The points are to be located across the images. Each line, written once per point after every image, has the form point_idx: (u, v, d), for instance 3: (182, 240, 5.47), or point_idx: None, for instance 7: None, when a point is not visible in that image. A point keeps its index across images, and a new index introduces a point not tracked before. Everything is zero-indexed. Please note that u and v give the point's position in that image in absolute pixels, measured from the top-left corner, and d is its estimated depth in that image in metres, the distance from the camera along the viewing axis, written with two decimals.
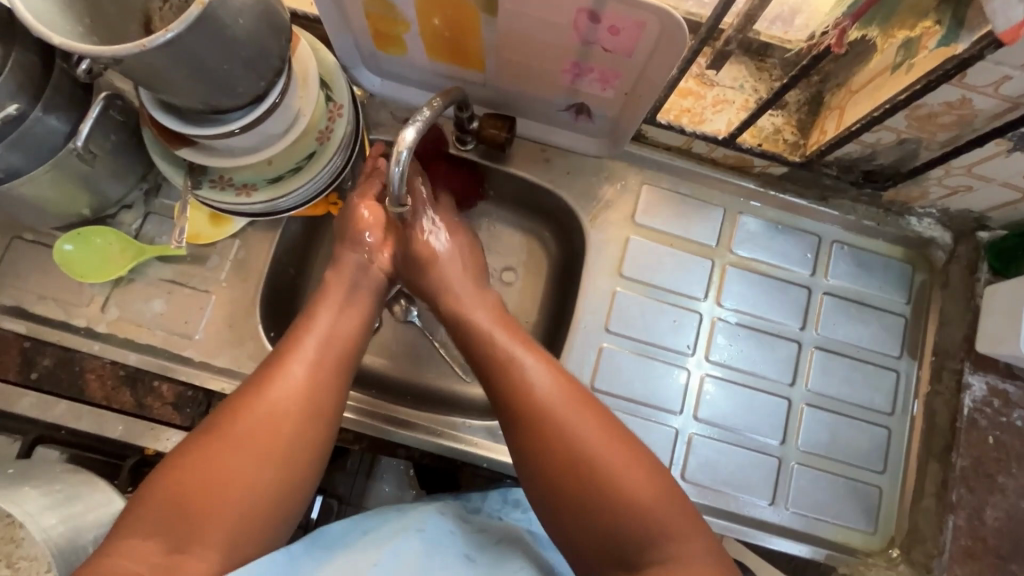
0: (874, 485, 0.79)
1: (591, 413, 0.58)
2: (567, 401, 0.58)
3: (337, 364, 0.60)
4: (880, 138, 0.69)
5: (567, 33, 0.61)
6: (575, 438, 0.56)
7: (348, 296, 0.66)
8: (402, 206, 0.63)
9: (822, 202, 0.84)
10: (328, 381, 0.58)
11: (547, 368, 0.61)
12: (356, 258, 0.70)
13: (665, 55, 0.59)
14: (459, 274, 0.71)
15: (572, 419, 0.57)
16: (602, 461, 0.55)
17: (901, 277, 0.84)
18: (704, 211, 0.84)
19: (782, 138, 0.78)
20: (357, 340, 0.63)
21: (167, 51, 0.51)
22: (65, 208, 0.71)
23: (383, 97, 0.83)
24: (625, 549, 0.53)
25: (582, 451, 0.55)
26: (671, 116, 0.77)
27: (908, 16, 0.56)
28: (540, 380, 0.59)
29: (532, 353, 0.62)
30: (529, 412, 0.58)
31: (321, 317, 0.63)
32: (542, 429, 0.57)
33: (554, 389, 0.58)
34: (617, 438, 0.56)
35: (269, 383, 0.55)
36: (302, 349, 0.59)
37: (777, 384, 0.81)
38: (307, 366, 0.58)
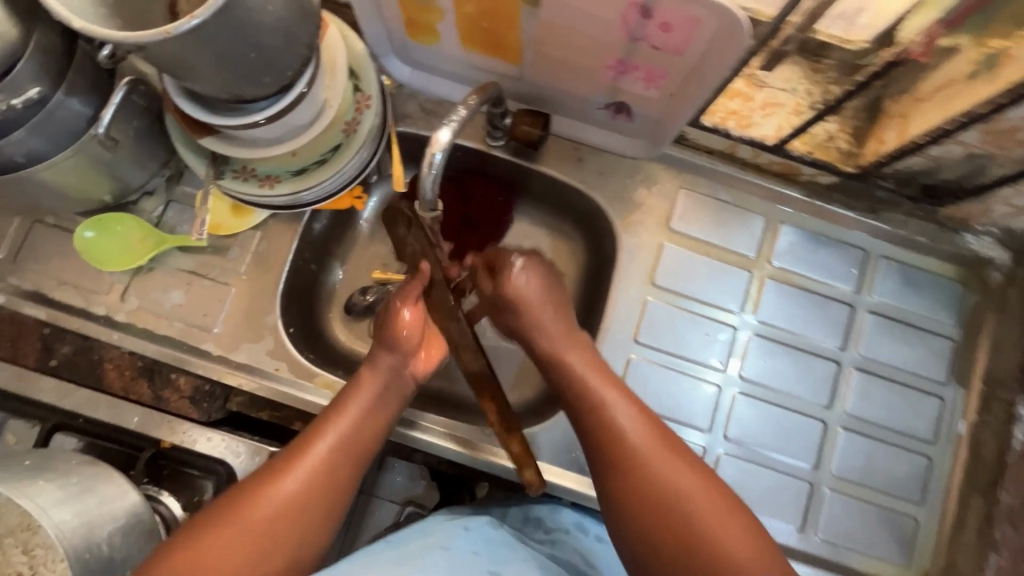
0: (910, 516, 0.75)
1: (679, 461, 0.55)
2: (657, 445, 0.56)
3: (356, 455, 0.57)
4: (949, 151, 0.65)
5: (615, 29, 0.57)
6: (666, 489, 0.53)
7: (382, 384, 0.61)
8: (435, 211, 0.59)
9: (872, 214, 0.79)
10: (342, 474, 0.55)
11: (638, 415, 0.58)
12: (391, 364, 0.62)
13: (721, 56, 0.55)
14: (552, 314, 0.65)
15: (667, 469, 0.54)
16: (699, 516, 0.51)
17: (951, 297, 0.79)
18: (743, 220, 0.79)
19: (835, 146, 0.73)
20: (381, 426, 0.60)
21: (192, 38, 0.49)
22: (87, 193, 0.70)
23: (412, 88, 0.79)
24: None
25: (674, 505, 0.52)
26: (717, 118, 0.73)
27: (1000, 20, 0.51)
28: (633, 427, 0.57)
29: (624, 396, 0.60)
30: (620, 459, 0.55)
31: (353, 399, 0.60)
32: (634, 479, 0.54)
33: (644, 436, 0.56)
34: (715, 493, 0.53)
35: (289, 471, 0.53)
36: (327, 434, 0.56)
37: (812, 405, 0.77)
38: (331, 461, 0.55)
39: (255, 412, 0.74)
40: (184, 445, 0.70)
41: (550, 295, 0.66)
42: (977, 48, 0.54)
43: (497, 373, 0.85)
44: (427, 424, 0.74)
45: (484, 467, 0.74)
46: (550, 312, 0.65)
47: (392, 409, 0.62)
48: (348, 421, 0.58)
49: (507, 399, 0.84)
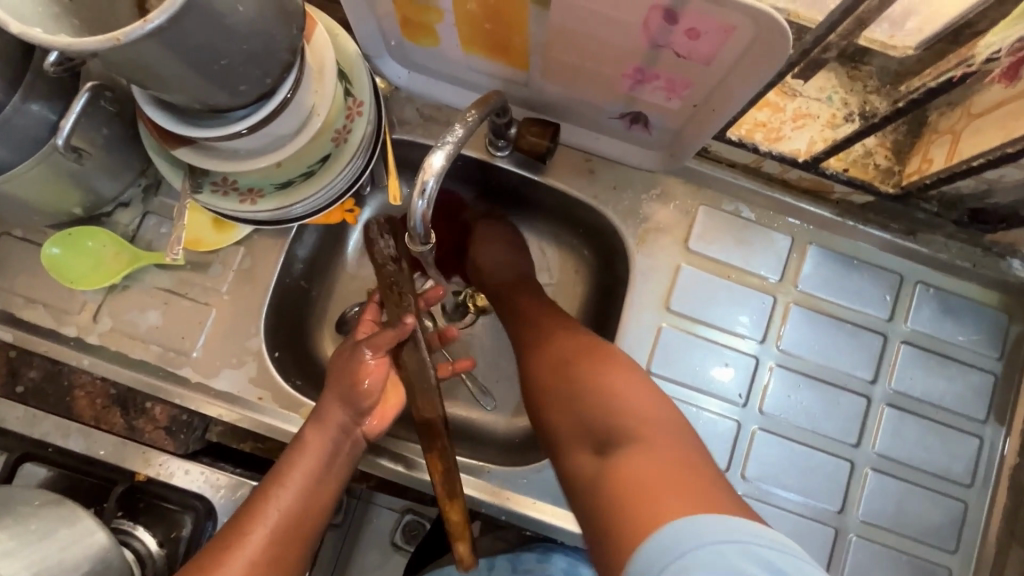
0: (943, 565, 0.69)
1: (566, 328, 0.64)
2: (543, 315, 0.68)
3: (299, 530, 0.56)
4: (1002, 176, 0.57)
5: (634, 34, 0.50)
6: (553, 347, 0.62)
7: (331, 447, 0.60)
8: (428, 243, 0.53)
9: (910, 236, 0.72)
10: (290, 554, 0.55)
11: (535, 300, 0.71)
12: (340, 424, 0.61)
13: (756, 66, 0.49)
14: (490, 241, 0.77)
15: (551, 328, 0.65)
16: (573, 355, 0.60)
17: (995, 327, 0.73)
18: (768, 240, 0.73)
19: (873, 163, 0.66)
20: (327, 493, 0.59)
21: (149, 45, 0.43)
22: (55, 206, 0.64)
23: (409, 91, 0.73)
24: (601, 431, 0.53)
25: (556, 357, 0.61)
26: (743, 130, 0.66)
27: None
28: (529, 306, 0.70)
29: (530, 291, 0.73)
30: (523, 335, 0.67)
31: (296, 471, 0.58)
32: (532, 343, 0.65)
33: (534, 307, 0.69)
34: (599, 350, 0.60)
35: (224, 561, 0.52)
36: (265, 515, 0.55)
37: (839, 443, 0.71)
38: (270, 545, 0.54)
39: (236, 441, 0.70)
40: (160, 478, 0.65)
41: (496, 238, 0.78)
42: None
43: (496, 397, 0.79)
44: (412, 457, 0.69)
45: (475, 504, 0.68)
46: (511, 264, 0.76)
47: (336, 478, 0.60)
48: (287, 499, 0.56)
49: (508, 427, 0.79)
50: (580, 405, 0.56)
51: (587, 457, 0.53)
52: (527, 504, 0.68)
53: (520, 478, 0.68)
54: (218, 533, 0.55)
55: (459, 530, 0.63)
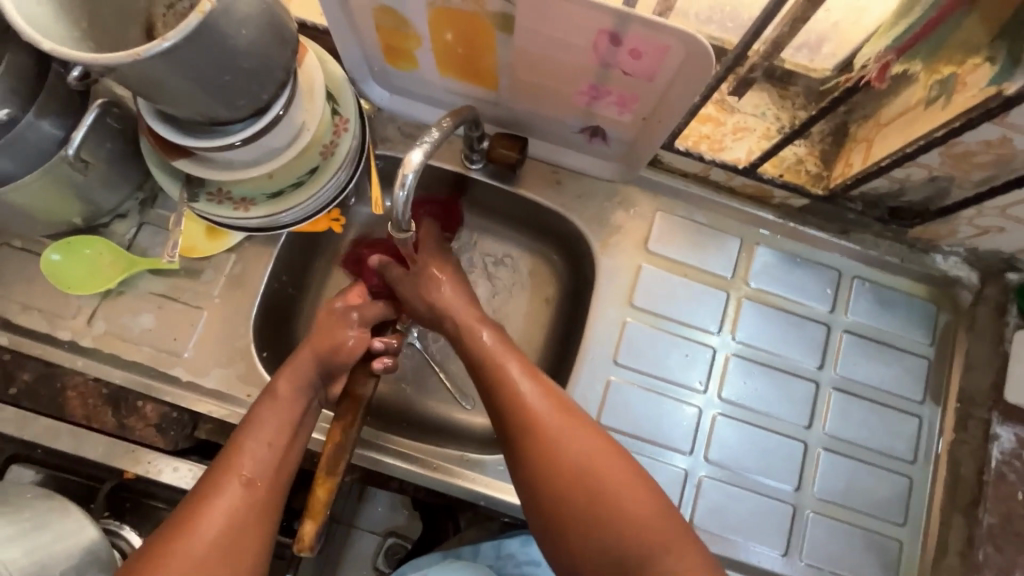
0: (894, 538, 0.74)
1: (581, 433, 0.61)
2: (557, 415, 0.62)
3: (278, 466, 0.59)
4: (911, 174, 0.65)
5: (586, 55, 0.58)
6: (569, 458, 0.60)
7: (302, 396, 0.63)
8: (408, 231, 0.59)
9: (843, 235, 0.80)
10: (263, 502, 0.56)
11: (536, 380, 0.64)
12: (304, 370, 0.65)
13: (690, 81, 0.57)
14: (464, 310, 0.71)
15: (568, 436, 0.61)
16: (601, 475, 0.59)
17: (924, 316, 0.80)
18: (719, 241, 0.80)
19: (805, 169, 0.75)
20: (299, 429, 0.62)
21: (163, 61, 0.49)
22: (55, 216, 0.68)
23: (391, 112, 0.80)
24: (632, 566, 0.57)
25: (581, 474, 0.59)
26: (689, 142, 0.75)
27: (956, 50, 0.51)
28: (537, 401, 0.62)
29: (526, 371, 0.65)
30: (527, 429, 0.61)
31: (263, 422, 0.60)
32: (543, 452, 0.60)
33: (545, 404, 0.62)
34: (619, 466, 0.60)
35: (208, 504, 0.54)
36: (243, 451, 0.58)
37: (793, 426, 0.77)
38: (251, 479, 0.56)
39: (224, 440, 0.71)
40: (149, 475, 0.67)
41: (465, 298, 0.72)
42: (933, 78, 0.55)
43: (475, 398, 0.84)
44: (396, 448, 0.72)
45: (456, 492, 0.72)
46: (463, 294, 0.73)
47: (298, 436, 0.62)
48: (257, 438, 0.59)
49: (486, 424, 0.83)
50: (607, 532, 0.58)
51: None
52: (505, 489, 0.71)
53: (501, 465, 0.72)
54: (192, 487, 0.56)
55: (316, 505, 0.59)
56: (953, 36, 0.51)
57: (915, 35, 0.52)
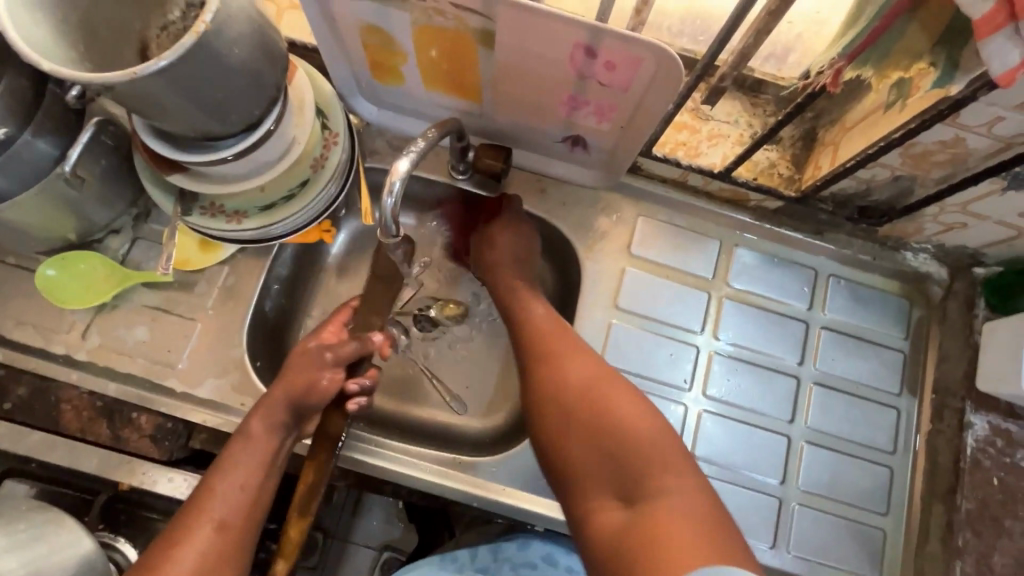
0: (877, 527, 0.76)
1: (581, 352, 0.69)
2: (560, 340, 0.71)
3: (250, 507, 0.60)
4: (876, 175, 0.69)
5: (564, 67, 0.61)
6: (570, 375, 0.67)
7: (275, 436, 0.64)
8: (396, 236, 0.61)
9: (817, 235, 0.83)
10: (234, 546, 0.58)
11: (548, 313, 0.74)
12: (275, 412, 0.65)
13: (662, 90, 0.60)
14: (509, 261, 0.78)
15: (569, 356, 0.69)
16: (596, 388, 0.65)
17: (898, 311, 0.83)
18: (699, 244, 0.83)
19: (777, 172, 0.79)
20: (273, 468, 0.64)
21: (159, 79, 0.51)
22: (50, 232, 0.70)
23: (379, 125, 0.83)
24: (624, 474, 0.59)
25: (579, 386, 0.66)
26: (667, 148, 0.79)
27: (903, 56, 0.54)
28: (546, 322, 0.73)
29: (539, 300, 0.76)
30: (535, 351, 0.71)
31: (238, 464, 0.61)
32: (547, 363, 0.69)
33: (552, 332, 0.72)
34: (612, 384, 0.65)
35: (179, 546, 0.56)
36: (217, 493, 0.59)
37: (776, 420, 0.79)
38: (223, 520, 0.58)
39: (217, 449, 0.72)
40: (144, 486, 0.68)
41: (517, 249, 0.79)
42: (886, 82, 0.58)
43: (467, 402, 0.86)
44: (391, 453, 0.73)
45: (450, 494, 0.73)
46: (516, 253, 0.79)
47: (272, 474, 0.64)
48: (231, 479, 0.60)
49: (477, 428, 0.85)
50: (601, 439, 0.61)
51: (607, 499, 0.59)
52: (499, 490, 0.72)
53: (492, 467, 0.73)
54: (166, 527, 0.58)
55: (289, 544, 0.61)
56: (899, 42, 0.54)
57: (863, 43, 0.56)
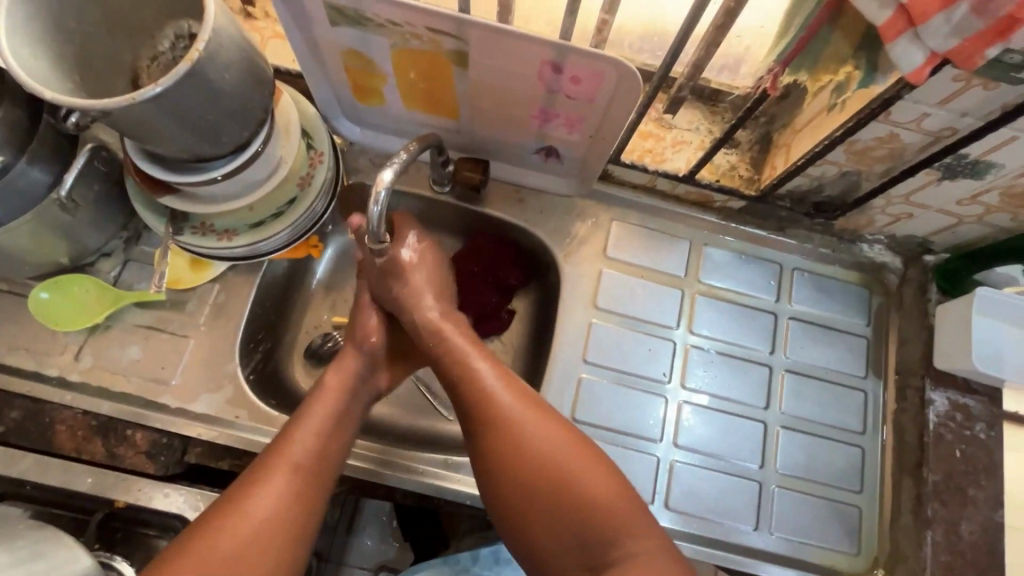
0: (853, 505, 0.80)
1: (544, 415, 0.64)
2: (518, 406, 0.65)
3: (328, 457, 0.64)
4: (825, 172, 0.75)
5: (533, 83, 0.66)
6: (531, 445, 0.62)
7: (352, 387, 0.70)
8: (382, 241, 0.66)
9: (779, 231, 0.89)
10: (309, 491, 0.61)
11: (500, 375, 0.67)
12: (353, 369, 0.72)
13: (623, 101, 0.65)
14: (434, 294, 0.74)
15: (525, 424, 0.63)
16: (557, 458, 0.62)
17: (859, 300, 0.88)
18: (671, 245, 0.88)
19: (738, 174, 0.84)
20: (345, 420, 0.68)
21: (155, 104, 0.54)
22: (43, 257, 0.72)
23: (362, 145, 0.87)
24: (590, 547, 0.59)
25: (541, 458, 0.62)
26: (635, 156, 0.84)
27: (832, 62, 0.58)
28: (501, 386, 0.66)
29: (490, 364, 0.68)
30: (488, 420, 0.64)
31: (311, 413, 0.66)
32: (505, 433, 0.63)
33: (509, 398, 0.65)
34: (580, 448, 0.63)
35: (258, 488, 0.59)
36: (295, 439, 0.63)
37: (752, 408, 0.83)
38: (302, 464, 0.62)
39: (213, 462, 0.73)
40: (139, 502, 0.68)
41: (434, 270, 0.76)
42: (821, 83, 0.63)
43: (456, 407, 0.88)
44: (394, 459, 0.75)
45: (446, 494, 0.75)
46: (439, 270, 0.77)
47: (347, 426, 0.68)
48: (323, 420, 0.66)
49: None
50: (563, 514, 0.60)
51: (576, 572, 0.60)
52: None
53: None
54: (247, 469, 0.61)
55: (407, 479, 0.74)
56: (825, 51, 0.58)
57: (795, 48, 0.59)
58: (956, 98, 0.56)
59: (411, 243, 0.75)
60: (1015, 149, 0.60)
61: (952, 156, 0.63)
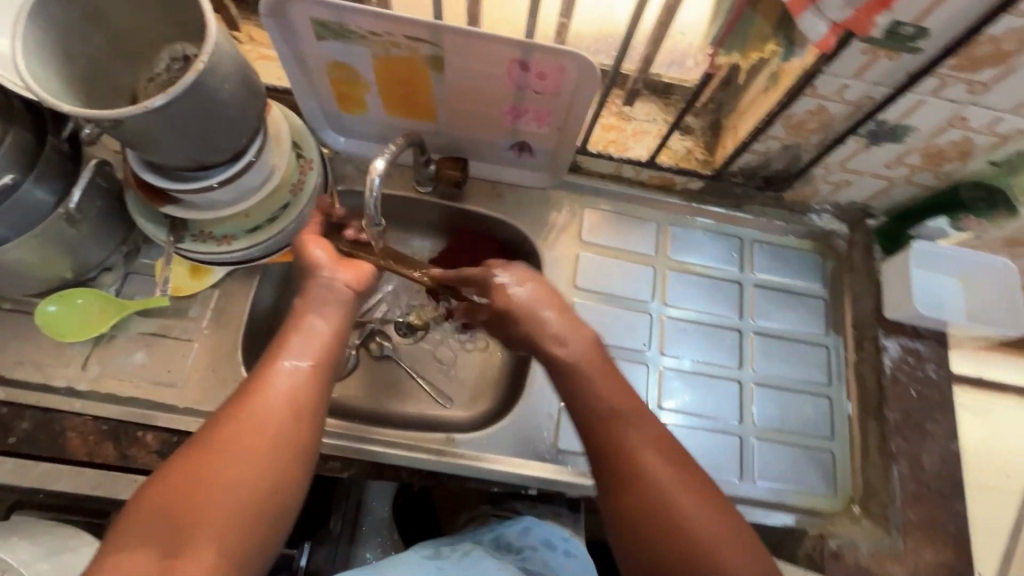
0: (827, 450, 0.86)
1: (687, 480, 0.58)
2: (661, 464, 0.58)
3: (321, 357, 0.61)
4: (769, 147, 0.84)
5: (504, 82, 0.74)
6: (670, 507, 0.56)
7: (338, 294, 0.66)
8: (378, 223, 0.72)
9: (737, 208, 0.96)
10: (306, 388, 0.59)
11: (649, 429, 0.61)
12: (320, 282, 0.66)
13: (585, 92, 0.73)
14: (554, 317, 0.68)
15: (666, 484, 0.57)
16: (693, 526, 0.55)
17: (813, 265, 0.96)
18: (640, 227, 0.95)
19: (693, 157, 0.93)
20: (338, 323, 0.65)
21: (164, 113, 0.59)
22: (48, 272, 0.75)
23: (347, 153, 0.93)
24: None
25: (680, 523, 0.55)
26: (599, 146, 0.93)
27: (758, 42, 0.67)
28: (649, 447, 0.59)
29: (636, 412, 0.62)
30: (623, 472, 0.59)
31: (300, 320, 0.63)
32: (645, 492, 0.57)
33: (652, 452, 0.59)
34: (716, 511, 0.57)
35: (256, 389, 0.57)
36: (287, 347, 0.61)
37: (727, 368, 0.90)
38: (296, 365, 0.60)
39: None
40: None
41: (546, 300, 0.69)
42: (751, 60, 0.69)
43: (451, 394, 0.93)
44: (394, 440, 0.79)
45: (448, 470, 0.79)
46: (545, 295, 0.70)
47: (343, 328, 0.65)
48: (308, 326, 0.63)
49: (467, 415, 0.92)
50: None
51: None
52: (489, 460, 0.80)
53: (481, 440, 0.81)
54: (246, 375, 0.60)
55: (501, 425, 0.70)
56: (751, 32, 0.66)
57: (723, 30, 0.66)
58: (868, 69, 0.66)
59: (512, 275, 0.71)
60: (924, 112, 0.70)
61: (873, 122, 0.73)
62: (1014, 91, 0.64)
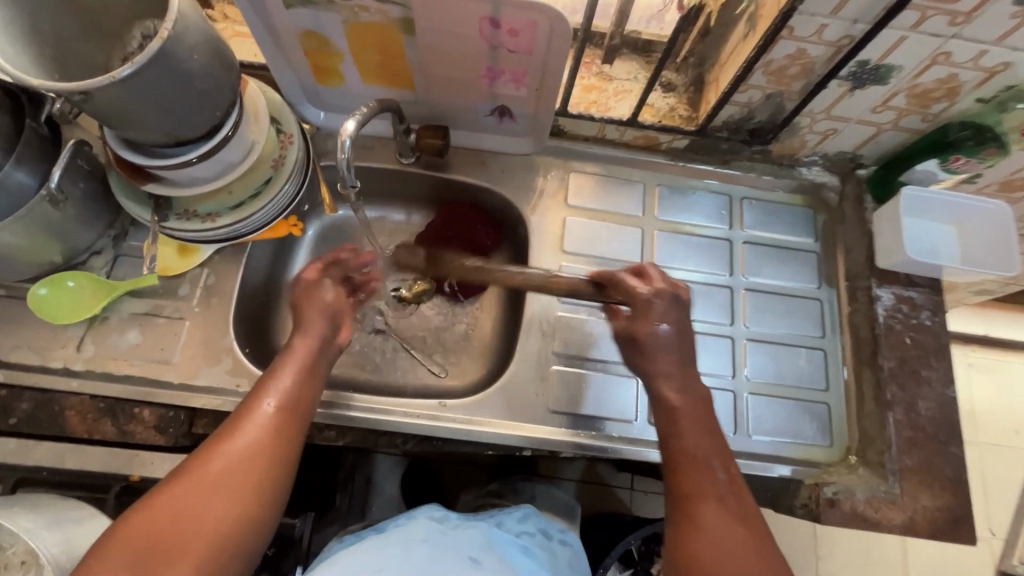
0: (822, 402, 0.86)
1: (757, 544, 0.56)
2: (734, 523, 0.57)
3: (304, 401, 0.63)
4: (752, 97, 0.82)
5: (477, 42, 0.73)
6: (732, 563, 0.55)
7: (321, 340, 0.68)
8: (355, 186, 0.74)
9: (724, 164, 0.96)
10: (286, 429, 0.60)
11: (733, 487, 0.60)
12: (311, 328, 0.68)
13: (558, 50, 0.72)
14: (675, 362, 0.68)
15: (737, 542, 0.56)
16: None
17: (804, 219, 0.95)
18: (627, 188, 0.95)
19: (678, 114, 0.92)
20: (319, 367, 0.67)
21: (134, 83, 0.59)
22: (37, 256, 0.76)
23: (328, 128, 0.93)
24: None
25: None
26: (581, 107, 0.90)
27: None
28: (730, 503, 0.58)
29: (725, 468, 0.61)
30: (694, 521, 0.57)
31: (286, 363, 0.65)
32: (716, 543, 0.56)
33: (729, 509, 0.58)
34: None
35: (242, 426, 0.58)
36: (274, 386, 0.62)
37: (719, 325, 0.89)
38: (281, 406, 0.61)
39: None
40: (152, 475, 0.72)
41: (681, 346, 0.69)
42: None
43: (444, 364, 0.94)
44: (387, 407, 0.80)
45: (444, 433, 0.80)
46: (680, 340, 0.69)
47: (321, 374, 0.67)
48: (296, 368, 0.64)
49: (460, 384, 0.93)
50: None
51: None
52: (485, 423, 0.81)
53: (475, 404, 0.81)
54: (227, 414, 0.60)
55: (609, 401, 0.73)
56: None
57: None
58: (845, 5, 0.65)
59: (663, 318, 0.69)
60: (905, 49, 0.69)
61: (854, 63, 0.71)
62: (995, 19, 0.62)
